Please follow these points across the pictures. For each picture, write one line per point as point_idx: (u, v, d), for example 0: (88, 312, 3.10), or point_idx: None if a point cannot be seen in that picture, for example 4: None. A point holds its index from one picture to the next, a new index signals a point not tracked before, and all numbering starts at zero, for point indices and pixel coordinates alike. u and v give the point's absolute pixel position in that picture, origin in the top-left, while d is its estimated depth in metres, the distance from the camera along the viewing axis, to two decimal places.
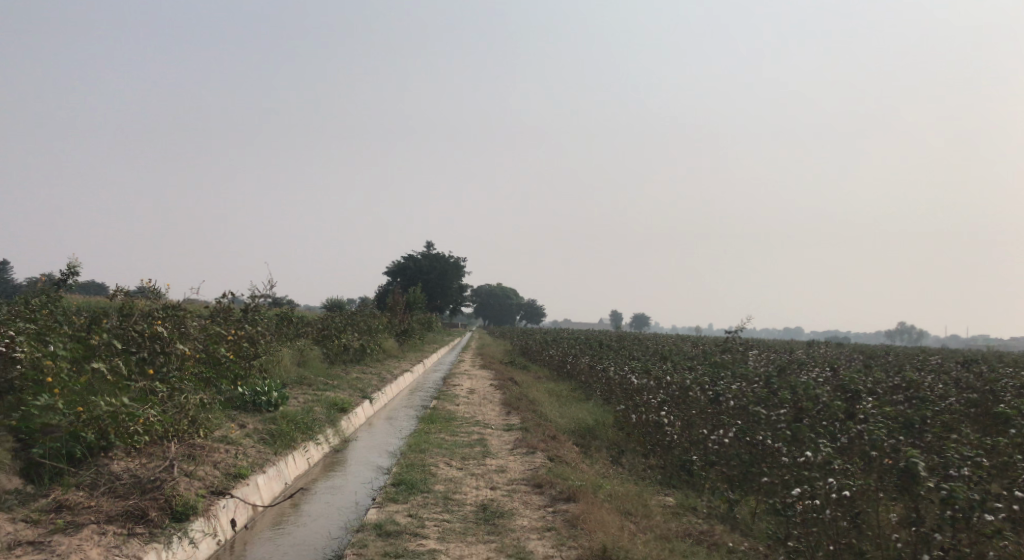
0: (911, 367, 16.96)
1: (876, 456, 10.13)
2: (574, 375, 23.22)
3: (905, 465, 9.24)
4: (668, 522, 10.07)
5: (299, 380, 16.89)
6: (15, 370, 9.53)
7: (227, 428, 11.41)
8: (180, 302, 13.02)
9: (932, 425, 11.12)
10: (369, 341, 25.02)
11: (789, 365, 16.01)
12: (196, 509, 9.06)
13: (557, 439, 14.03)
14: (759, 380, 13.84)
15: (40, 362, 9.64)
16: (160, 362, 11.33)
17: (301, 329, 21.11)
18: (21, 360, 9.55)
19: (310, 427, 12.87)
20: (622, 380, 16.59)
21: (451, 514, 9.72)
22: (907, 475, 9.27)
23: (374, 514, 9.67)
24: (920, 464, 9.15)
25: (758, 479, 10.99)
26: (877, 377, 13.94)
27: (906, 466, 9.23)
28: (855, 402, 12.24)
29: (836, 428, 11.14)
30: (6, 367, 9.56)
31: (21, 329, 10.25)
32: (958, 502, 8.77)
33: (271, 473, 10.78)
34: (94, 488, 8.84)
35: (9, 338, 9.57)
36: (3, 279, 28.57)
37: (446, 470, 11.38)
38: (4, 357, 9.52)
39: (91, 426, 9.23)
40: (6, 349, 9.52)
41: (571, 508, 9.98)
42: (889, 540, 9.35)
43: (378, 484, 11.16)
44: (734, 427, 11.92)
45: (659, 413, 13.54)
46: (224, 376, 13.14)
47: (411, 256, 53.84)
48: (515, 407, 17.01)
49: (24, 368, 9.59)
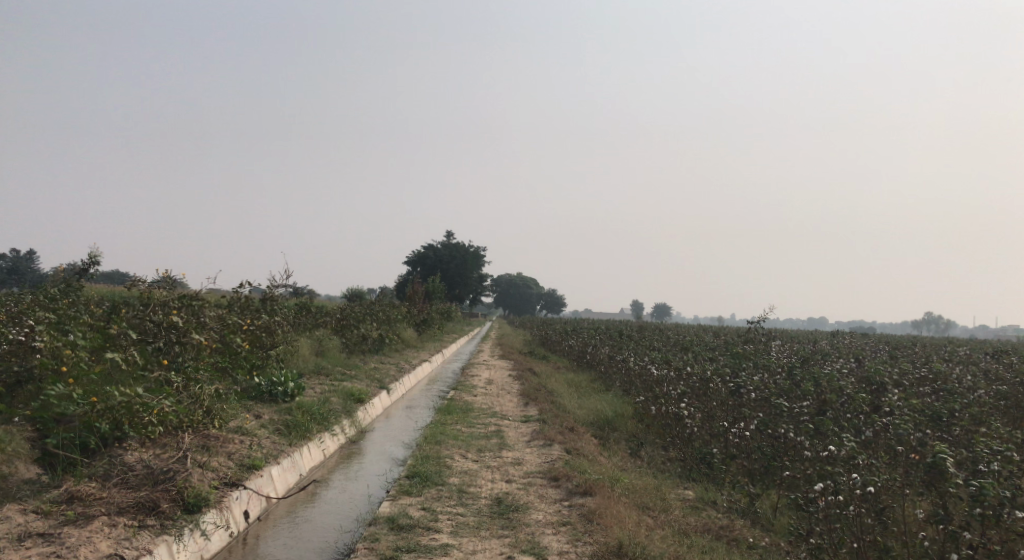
0: (937, 358, 16.66)
1: (902, 450, 9.89)
2: (594, 365, 23.04)
3: (933, 460, 9.00)
4: (687, 516, 9.90)
5: (317, 370, 16.81)
6: (33, 359, 9.56)
7: (242, 418, 11.33)
8: (197, 292, 12.94)
9: (959, 418, 10.88)
10: (388, 331, 24.95)
11: (813, 357, 15.76)
12: (208, 501, 8.97)
13: (575, 430, 13.87)
14: (782, 372, 13.62)
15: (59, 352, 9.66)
16: (176, 352, 11.26)
17: (319, 319, 21.06)
18: (41, 350, 9.58)
19: (326, 418, 12.78)
20: (643, 371, 16.40)
21: (466, 507, 9.59)
22: (934, 471, 9.04)
23: (387, 507, 9.55)
24: (949, 459, 8.91)
25: (780, 473, 10.78)
26: (902, 369, 13.68)
27: (934, 461, 8.99)
28: (880, 395, 12.00)
29: (861, 421, 10.92)
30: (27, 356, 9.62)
31: (39, 319, 10.27)
32: (987, 499, 8.57)
33: (286, 465, 10.68)
34: (107, 479, 8.77)
35: (28, 329, 9.70)
36: (27, 267, 28.77)
37: (463, 462, 11.26)
38: (24, 347, 9.58)
39: (106, 416, 9.16)
40: (25, 340, 9.60)
41: (588, 502, 9.83)
42: (915, 538, 9.14)
43: (393, 477, 11.04)
44: (755, 419, 11.73)
45: (679, 405, 13.36)
46: (240, 366, 13.06)
47: (431, 245, 53.76)
48: (534, 398, 16.86)
49: (43, 358, 9.62)
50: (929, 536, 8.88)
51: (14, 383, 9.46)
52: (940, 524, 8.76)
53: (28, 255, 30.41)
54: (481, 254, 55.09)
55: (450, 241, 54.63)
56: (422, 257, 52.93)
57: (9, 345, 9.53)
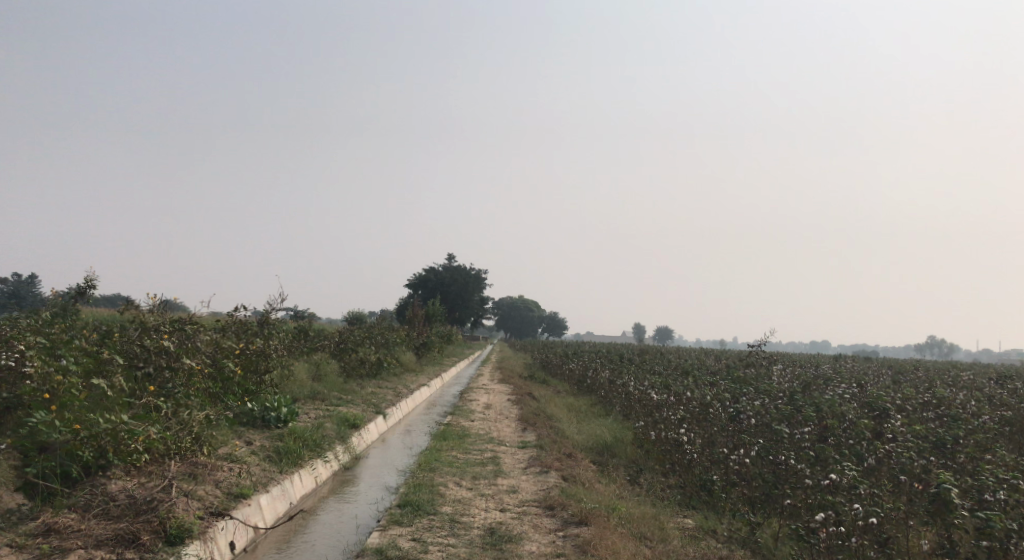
0: (942, 383, 16.40)
1: (906, 480, 9.67)
2: (594, 389, 22.80)
3: (938, 491, 8.81)
4: (686, 546, 9.66)
5: (313, 394, 16.58)
6: (24, 385, 9.37)
7: (232, 444, 11.11)
8: (190, 315, 12.74)
9: (963, 445, 10.66)
10: (386, 354, 24.72)
11: (815, 381, 15.57)
12: (191, 532, 8.76)
13: (573, 456, 13.65)
14: (782, 397, 13.41)
15: (50, 377, 9.47)
16: (166, 378, 11.04)
17: (317, 342, 20.84)
18: (31, 375, 9.40)
19: (319, 445, 12.56)
20: (642, 396, 16.18)
21: (457, 538, 9.36)
22: (939, 502, 8.85)
23: (377, 538, 9.33)
24: (953, 490, 8.73)
25: (781, 500, 10.54)
26: (905, 393, 13.46)
27: (939, 492, 8.80)
28: (883, 421, 11.77)
29: (863, 448, 10.71)
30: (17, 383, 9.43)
31: (31, 343, 10.08)
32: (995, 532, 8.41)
33: (275, 493, 10.45)
34: (87, 509, 8.56)
35: (19, 353, 9.49)
36: (26, 287, 28.66)
37: (456, 490, 11.04)
38: (14, 373, 9.40)
39: (89, 444, 8.96)
40: (16, 365, 9.42)
41: (583, 532, 9.59)
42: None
43: (385, 506, 10.80)
44: (755, 445, 11.51)
45: (678, 431, 13.14)
46: (232, 392, 12.83)
47: (432, 269, 53.59)
48: (532, 423, 16.63)
49: (33, 384, 9.41)
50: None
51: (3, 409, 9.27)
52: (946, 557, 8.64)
53: (29, 279, 30.17)
54: (482, 277, 54.93)
55: (450, 264, 54.48)
56: (423, 280, 52.72)
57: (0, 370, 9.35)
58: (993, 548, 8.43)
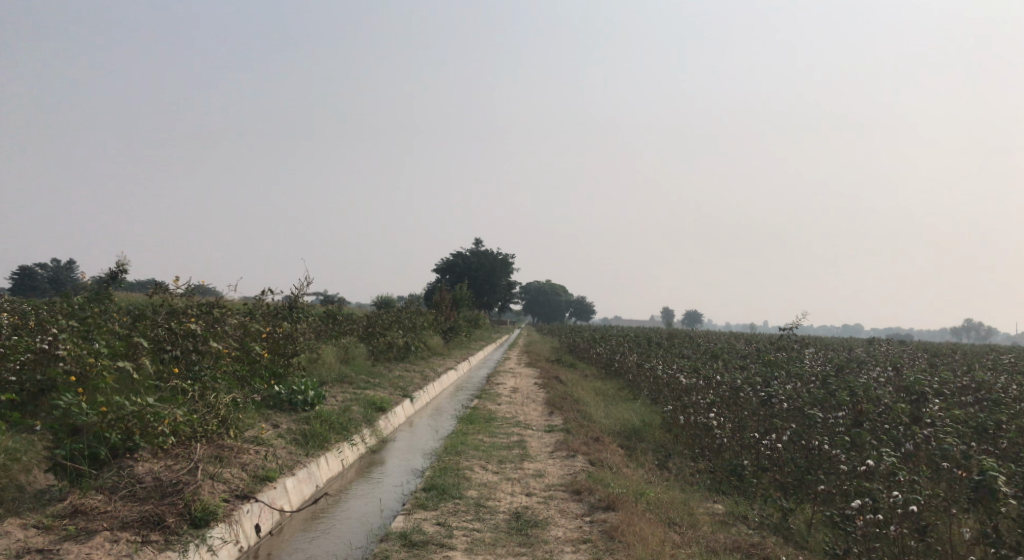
0: (979, 366, 16.09)
1: (948, 468, 9.49)
2: (622, 373, 22.64)
3: (984, 480, 8.70)
4: (716, 532, 9.53)
5: (341, 377, 16.55)
6: (57, 368, 9.38)
7: (259, 427, 11.11)
8: (217, 299, 12.71)
9: (1003, 431, 10.43)
10: (414, 339, 24.65)
11: (848, 365, 15.32)
12: (216, 515, 8.77)
13: (601, 440, 13.54)
14: (815, 381, 13.19)
15: (81, 360, 9.46)
16: (193, 361, 10.98)
17: (346, 327, 20.81)
18: (64, 357, 9.40)
19: (346, 428, 12.53)
20: (671, 380, 16.03)
21: (482, 522, 9.29)
22: (984, 491, 8.75)
23: (402, 522, 9.27)
24: (1000, 479, 8.62)
25: (813, 486, 10.37)
26: (942, 378, 13.21)
27: (985, 481, 8.69)
28: (920, 405, 11.57)
29: (898, 434, 10.51)
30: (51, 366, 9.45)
31: (64, 327, 10.11)
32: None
33: (301, 476, 10.44)
34: (114, 491, 8.58)
35: (51, 336, 9.50)
36: (65, 270, 29.06)
37: (483, 474, 10.97)
38: (48, 356, 9.44)
39: (116, 426, 8.92)
40: (48, 348, 9.45)
41: (610, 518, 9.49)
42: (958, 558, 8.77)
43: (410, 489, 10.77)
44: (787, 430, 11.35)
45: (708, 415, 12.97)
46: (259, 375, 12.78)
47: (460, 253, 53.48)
48: (559, 407, 16.53)
49: (67, 367, 9.42)
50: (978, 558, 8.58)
51: (37, 392, 9.32)
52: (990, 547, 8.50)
53: (67, 264, 30.45)
54: (510, 261, 54.76)
55: (478, 248, 54.37)
56: (451, 265, 52.69)
57: (33, 353, 9.38)
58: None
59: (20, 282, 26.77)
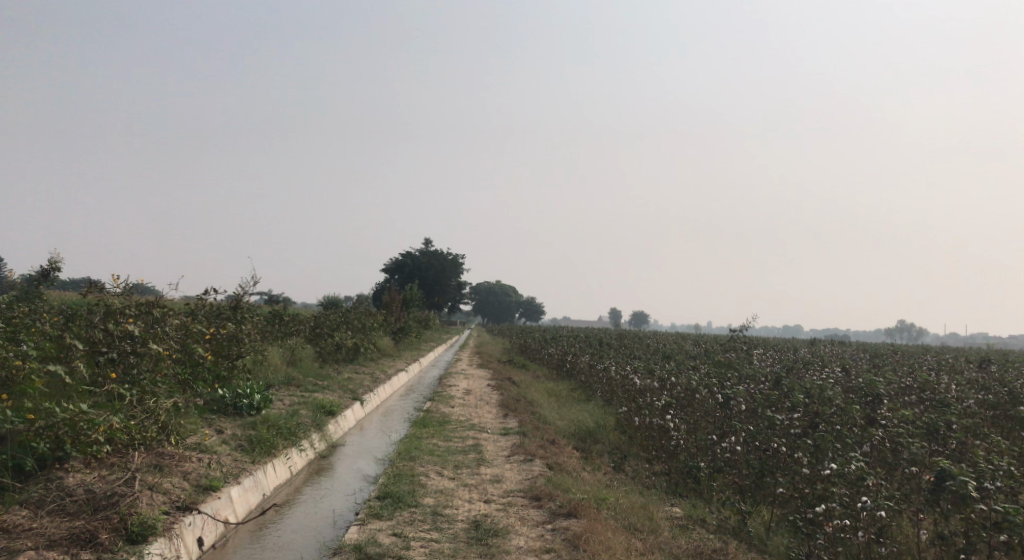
0: (922, 367, 16.11)
1: (914, 472, 9.22)
2: (574, 374, 22.40)
3: (954, 486, 8.46)
4: (677, 538, 9.26)
5: (287, 380, 16.00)
6: None
7: (202, 433, 10.57)
8: (156, 299, 12.08)
9: (954, 431, 10.29)
10: (363, 339, 24.09)
11: (797, 365, 15.22)
12: (155, 529, 8.25)
13: (556, 443, 13.22)
14: (767, 381, 12.98)
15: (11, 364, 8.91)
16: (131, 363, 10.33)
17: (292, 327, 20.21)
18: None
19: (294, 433, 12.01)
20: (624, 381, 15.76)
21: (440, 532, 8.90)
22: (956, 497, 8.50)
23: (355, 533, 8.83)
24: (970, 484, 8.37)
25: (773, 489, 10.18)
26: (889, 378, 13.16)
27: (955, 487, 8.45)
28: (873, 406, 11.33)
29: (854, 436, 10.30)
30: None
31: None
32: (1016, 528, 8.10)
33: (247, 485, 9.92)
34: (40, 506, 8.03)
35: None
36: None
37: (438, 481, 10.56)
38: None
39: (45, 435, 8.39)
40: None
41: (573, 525, 9.16)
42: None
43: (362, 498, 10.30)
44: (746, 432, 11.05)
45: (663, 417, 12.71)
46: (201, 378, 12.18)
47: (408, 253, 52.81)
48: (513, 409, 16.17)
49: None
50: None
51: None
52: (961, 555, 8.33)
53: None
54: (460, 262, 54.28)
55: (427, 248, 53.75)
56: (400, 265, 51.98)
57: None
58: (1013, 543, 8.10)
59: None
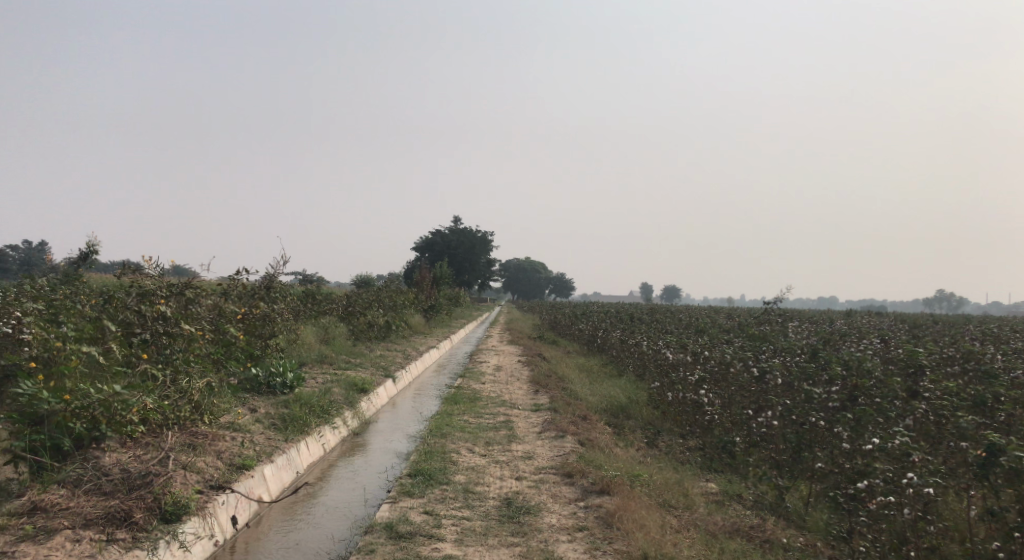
0: (963, 337, 15.81)
1: (961, 447, 8.99)
2: (606, 349, 22.31)
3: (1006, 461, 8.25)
4: (713, 514, 9.19)
5: (320, 358, 16.07)
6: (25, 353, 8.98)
7: (235, 412, 10.66)
8: (190, 280, 12.12)
9: (1000, 403, 10.06)
10: (395, 316, 24.16)
11: (833, 337, 15.01)
12: (189, 509, 8.32)
13: (588, 419, 13.17)
14: (803, 354, 12.80)
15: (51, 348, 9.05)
16: (164, 345, 10.38)
17: (325, 306, 20.30)
18: (29, 342, 8.84)
19: (326, 411, 12.06)
20: (656, 355, 15.64)
21: (472, 510, 8.90)
22: (1009, 473, 8.29)
23: (386, 512, 8.85)
24: None
25: (810, 464, 10.07)
26: (930, 348, 12.91)
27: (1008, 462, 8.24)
28: (915, 379, 11.12)
29: (895, 409, 10.12)
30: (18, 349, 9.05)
31: (31, 312, 9.76)
32: None
33: (281, 463, 9.99)
34: (78, 485, 8.12)
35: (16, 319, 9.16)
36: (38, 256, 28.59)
37: (470, 457, 10.57)
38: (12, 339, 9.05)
39: (82, 415, 8.44)
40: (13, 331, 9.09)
41: (606, 503, 9.11)
42: (984, 545, 8.40)
43: (394, 475, 10.33)
44: (781, 407, 10.92)
45: (697, 392, 12.59)
46: (235, 357, 12.23)
47: (438, 230, 52.82)
48: (544, 385, 16.13)
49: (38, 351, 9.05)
50: (1002, 545, 8.19)
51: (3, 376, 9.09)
52: (1014, 533, 8.13)
53: (41, 246, 30.01)
54: (489, 239, 54.22)
55: (456, 226, 53.74)
56: (430, 243, 52.03)
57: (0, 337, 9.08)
58: None
59: None
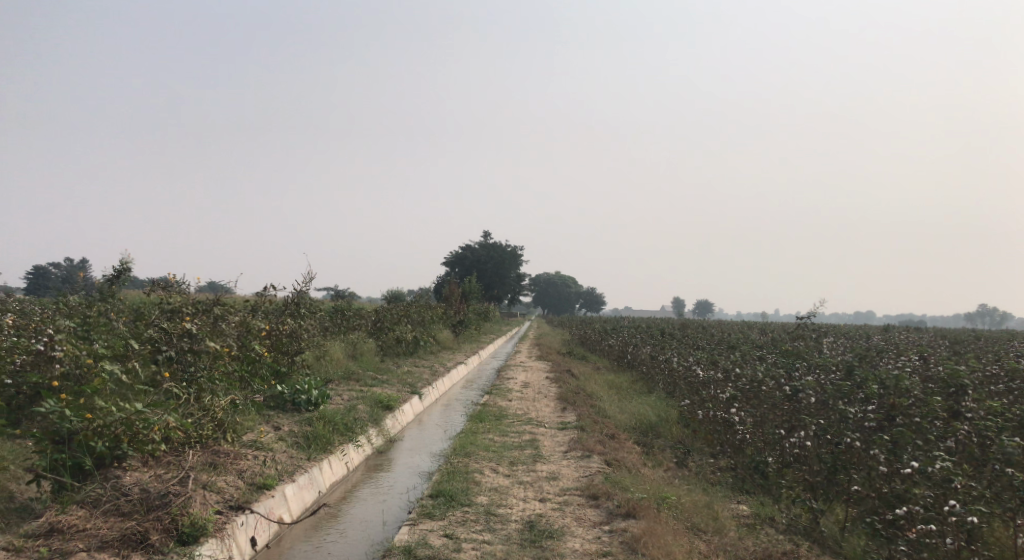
0: (1005, 353, 15.39)
1: (1005, 471, 8.69)
2: (636, 365, 22.05)
3: None
4: (744, 539, 8.95)
5: (347, 374, 15.99)
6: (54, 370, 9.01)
7: (258, 430, 10.58)
8: (216, 296, 12.06)
9: None
10: (423, 332, 24.08)
11: (869, 353, 14.66)
12: (206, 530, 8.23)
13: (616, 438, 12.96)
14: (839, 370, 12.49)
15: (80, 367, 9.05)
16: (189, 362, 10.31)
17: (354, 322, 20.25)
18: (60, 359, 9.06)
19: (351, 429, 11.95)
20: (687, 372, 15.38)
21: (493, 533, 8.73)
22: None
23: (407, 534, 8.70)
24: None
25: (845, 486, 9.79)
26: (972, 365, 12.54)
27: None
28: (956, 397, 10.78)
29: (934, 430, 9.81)
30: (46, 367, 9.08)
31: (63, 329, 9.79)
32: None
33: (302, 483, 9.88)
34: (96, 505, 8.07)
35: (48, 337, 9.24)
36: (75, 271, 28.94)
37: (493, 478, 10.41)
38: (43, 356, 9.14)
39: (104, 434, 8.38)
40: (45, 349, 9.18)
41: (632, 526, 8.90)
42: None
43: (416, 496, 10.19)
44: (814, 426, 10.64)
45: (729, 410, 12.33)
46: (259, 374, 12.16)
47: (468, 245, 52.76)
48: (572, 403, 15.93)
49: (65, 369, 9.06)
50: None
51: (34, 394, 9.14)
52: None
53: (81, 262, 30.41)
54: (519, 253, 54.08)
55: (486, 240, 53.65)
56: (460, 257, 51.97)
57: (31, 355, 9.11)
58: None
59: (33, 283, 27.38)
